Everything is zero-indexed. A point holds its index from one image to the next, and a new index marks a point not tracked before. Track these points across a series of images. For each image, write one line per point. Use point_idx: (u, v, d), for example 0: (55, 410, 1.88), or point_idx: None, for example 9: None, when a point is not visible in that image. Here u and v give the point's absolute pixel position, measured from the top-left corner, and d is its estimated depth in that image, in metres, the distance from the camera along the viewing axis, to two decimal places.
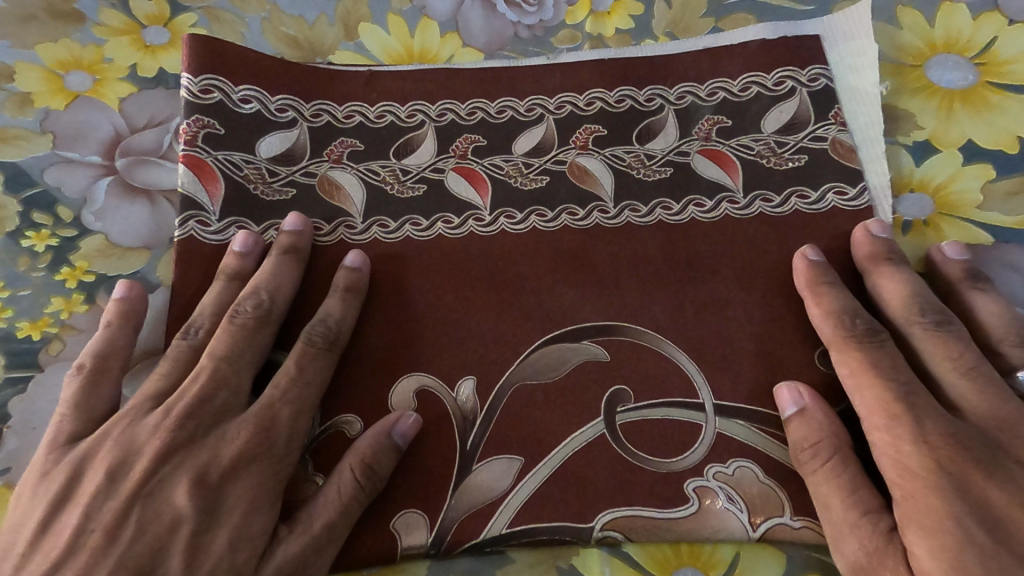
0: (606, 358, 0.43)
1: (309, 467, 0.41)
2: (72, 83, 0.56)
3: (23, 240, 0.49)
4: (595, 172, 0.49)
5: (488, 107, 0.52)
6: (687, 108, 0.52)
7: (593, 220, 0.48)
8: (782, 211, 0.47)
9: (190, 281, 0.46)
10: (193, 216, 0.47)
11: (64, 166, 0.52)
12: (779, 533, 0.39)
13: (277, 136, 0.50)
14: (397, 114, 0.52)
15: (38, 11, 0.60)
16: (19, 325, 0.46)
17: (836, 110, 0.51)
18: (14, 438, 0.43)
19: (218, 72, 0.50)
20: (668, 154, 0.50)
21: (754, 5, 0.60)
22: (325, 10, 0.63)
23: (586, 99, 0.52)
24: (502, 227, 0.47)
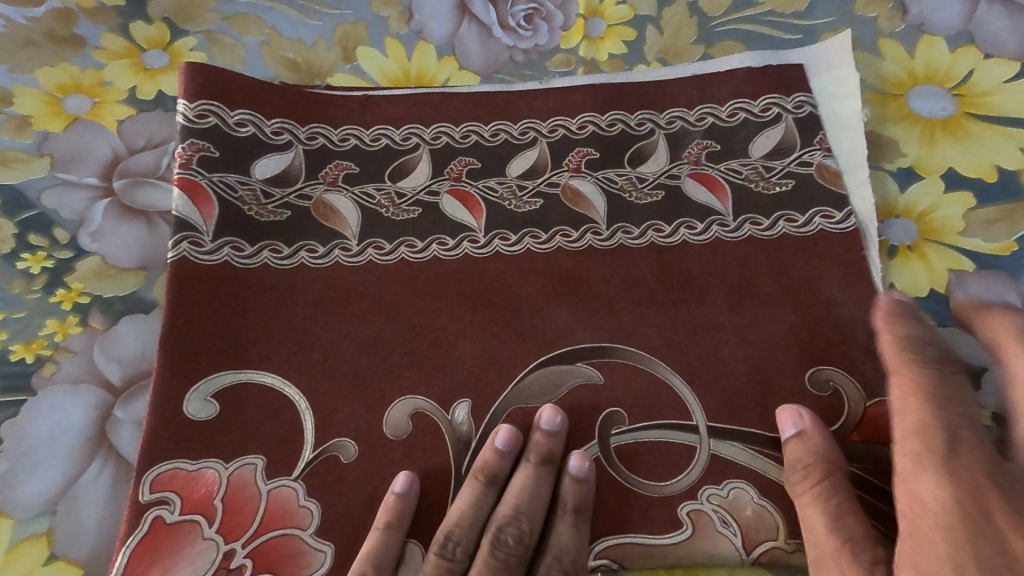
0: (600, 381, 0.44)
1: (302, 493, 0.41)
2: (72, 106, 0.57)
3: (19, 262, 0.49)
4: (587, 195, 0.50)
5: (482, 131, 0.53)
6: (677, 133, 0.53)
7: (586, 242, 0.48)
8: (771, 234, 0.48)
9: (181, 300, 0.45)
10: (186, 237, 0.46)
11: (61, 188, 0.53)
12: (774, 557, 0.39)
13: (272, 158, 0.51)
14: (392, 137, 0.53)
15: (40, 36, 0.60)
16: (14, 347, 0.46)
17: (821, 135, 0.52)
18: (4, 463, 0.42)
19: (213, 97, 0.51)
20: (659, 177, 0.51)
21: (744, 32, 0.62)
22: (324, 34, 0.64)
23: (578, 123, 0.53)
24: (497, 249, 0.48)
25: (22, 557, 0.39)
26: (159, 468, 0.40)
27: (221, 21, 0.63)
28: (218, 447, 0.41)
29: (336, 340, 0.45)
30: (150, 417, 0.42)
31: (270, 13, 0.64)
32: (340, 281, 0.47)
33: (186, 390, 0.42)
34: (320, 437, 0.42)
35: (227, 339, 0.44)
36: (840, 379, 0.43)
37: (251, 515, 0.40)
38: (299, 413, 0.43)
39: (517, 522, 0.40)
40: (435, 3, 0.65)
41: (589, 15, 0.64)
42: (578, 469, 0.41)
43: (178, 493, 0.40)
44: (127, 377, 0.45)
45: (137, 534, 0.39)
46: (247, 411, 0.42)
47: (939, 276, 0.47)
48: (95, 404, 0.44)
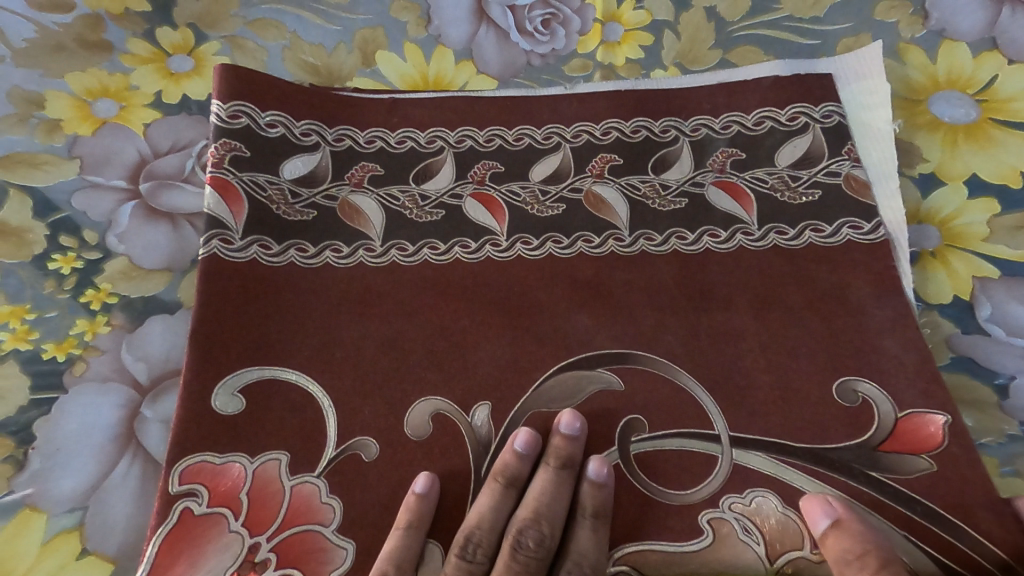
0: (621, 387, 0.44)
1: (325, 491, 0.41)
2: (100, 110, 0.58)
3: (49, 263, 0.51)
4: (610, 200, 0.51)
5: (505, 135, 0.54)
6: (702, 140, 0.53)
7: (608, 248, 0.49)
8: (796, 244, 0.48)
9: (211, 297, 0.45)
10: (217, 234, 0.47)
11: (90, 191, 0.54)
12: (796, 566, 0.39)
13: (301, 159, 0.51)
14: (417, 140, 0.53)
15: (69, 41, 0.62)
16: (45, 347, 0.47)
17: (850, 146, 0.52)
18: (37, 460, 0.43)
19: (247, 98, 0.52)
20: (683, 185, 0.51)
21: (762, 38, 0.62)
22: (344, 39, 0.65)
23: (601, 129, 0.54)
24: (519, 253, 0.49)
25: (54, 552, 0.40)
26: (187, 461, 0.41)
27: (244, 26, 0.64)
28: (244, 442, 0.42)
29: (360, 341, 0.45)
30: (179, 410, 0.42)
31: (291, 17, 0.65)
32: (363, 282, 0.47)
33: (213, 386, 0.43)
34: (343, 435, 0.42)
35: (253, 337, 0.45)
36: (870, 391, 0.43)
37: (277, 509, 0.41)
38: (323, 411, 0.43)
39: (537, 525, 0.41)
40: (453, 8, 0.66)
41: (606, 20, 0.65)
42: (597, 474, 0.41)
43: (205, 486, 0.41)
44: (154, 377, 0.46)
45: (166, 526, 0.40)
46: (272, 409, 0.43)
47: (963, 283, 0.47)
48: (123, 403, 0.45)
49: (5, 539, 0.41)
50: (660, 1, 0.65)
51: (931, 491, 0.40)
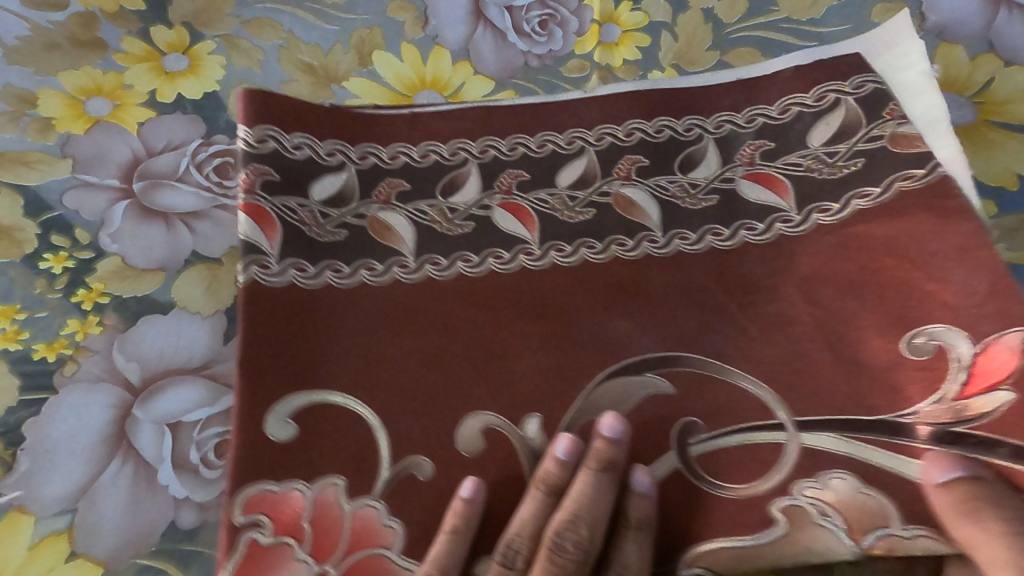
0: (671, 391, 0.42)
1: (384, 513, 0.39)
2: (94, 109, 0.58)
3: (40, 262, 0.50)
4: (640, 202, 0.49)
5: (529, 142, 0.52)
6: (727, 136, 0.51)
7: (643, 250, 0.47)
8: (842, 216, 0.46)
9: (252, 324, 0.43)
10: (254, 260, 0.45)
11: (82, 190, 0.53)
12: (891, 544, 0.37)
13: (328, 179, 0.49)
14: (441, 152, 0.51)
15: (63, 40, 0.61)
16: (35, 347, 0.46)
17: (891, 106, 0.49)
18: (26, 461, 0.43)
19: (273, 122, 0.50)
20: (713, 181, 0.49)
21: (759, 39, 0.62)
22: (340, 39, 0.64)
23: (626, 130, 0.52)
24: (554, 261, 0.46)
25: (43, 555, 0.40)
26: (247, 489, 0.40)
27: (239, 26, 0.64)
28: (299, 467, 0.40)
29: (401, 359, 0.43)
30: (233, 442, 0.41)
31: (287, 17, 0.65)
32: (400, 298, 0.45)
33: (261, 413, 0.41)
34: (396, 455, 0.41)
35: (293, 357, 0.43)
36: (940, 332, 0.41)
37: (337, 537, 0.39)
38: (372, 431, 0.41)
39: (576, 528, 0.39)
40: (450, 8, 0.66)
41: (603, 21, 0.65)
42: (645, 487, 0.39)
43: (268, 516, 0.39)
44: (146, 377, 0.46)
45: (234, 559, 0.39)
46: (321, 433, 0.41)
47: None
48: (114, 404, 0.45)
49: None
50: (657, 3, 0.65)
51: None
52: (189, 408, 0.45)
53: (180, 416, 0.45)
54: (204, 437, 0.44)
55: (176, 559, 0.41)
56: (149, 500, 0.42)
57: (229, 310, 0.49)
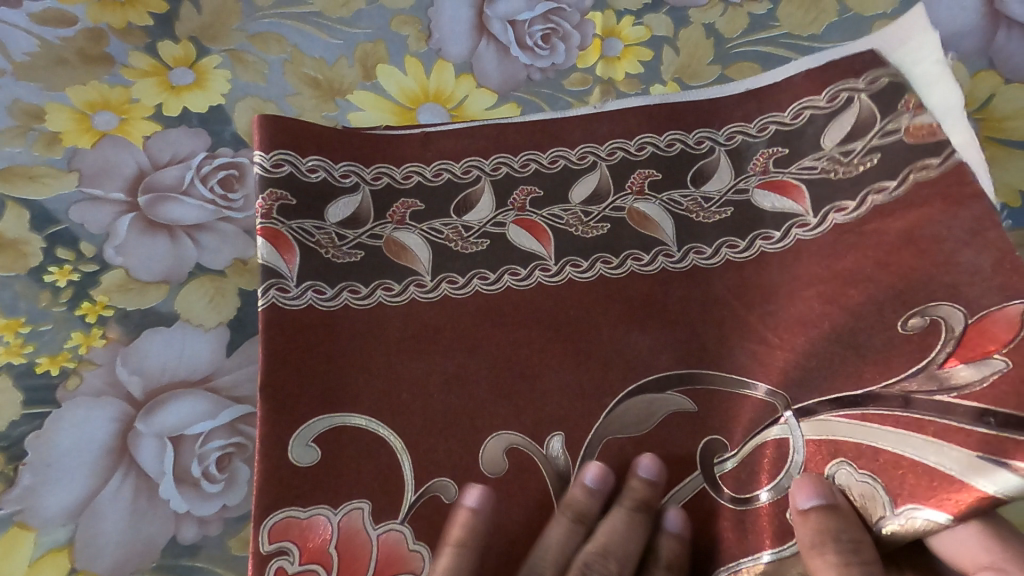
0: (693, 408, 0.41)
1: (411, 538, 0.39)
2: (100, 122, 0.58)
3: (45, 275, 0.50)
4: (654, 217, 0.48)
5: (541, 158, 0.51)
6: (739, 147, 0.50)
7: (659, 265, 0.46)
8: (858, 214, 0.44)
9: (271, 348, 0.43)
10: (274, 283, 0.45)
11: (88, 203, 0.54)
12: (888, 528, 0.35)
13: (343, 201, 0.49)
14: (453, 171, 0.51)
15: (70, 55, 0.62)
16: (39, 360, 0.47)
17: (908, 97, 0.46)
18: (29, 475, 0.43)
19: (288, 146, 0.49)
20: (726, 194, 0.48)
21: (760, 54, 0.63)
22: (344, 52, 0.65)
23: (636, 144, 0.51)
24: (569, 277, 0.46)
25: (45, 570, 0.40)
26: (275, 514, 0.39)
27: (245, 40, 0.65)
28: (326, 491, 0.40)
29: (423, 380, 0.43)
30: (258, 467, 0.40)
31: (292, 31, 0.66)
32: (420, 319, 0.45)
33: (288, 438, 0.41)
34: (421, 477, 0.41)
35: (315, 380, 0.43)
36: (935, 307, 0.38)
37: (366, 563, 0.39)
38: (396, 453, 0.41)
39: (603, 560, 0.40)
40: (453, 23, 0.66)
41: (605, 35, 0.65)
42: (676, 526, 0.39)
43: (296, 543, 0.39)
44: (148, 390, 0.46)
45: None
46: (346, 456, 0.41)
47: None
48: (116, 416, 0.45)
49: None
50: (659, 17, 0.66)
51: None
52: (192, 420, 0.45)
53: (183, 429, 0.45)
54: (206, 450, 0.44)
55: (177, 573, 0.41)
56: (150, 514, 0.42)
57: (232, 321, 0.50)
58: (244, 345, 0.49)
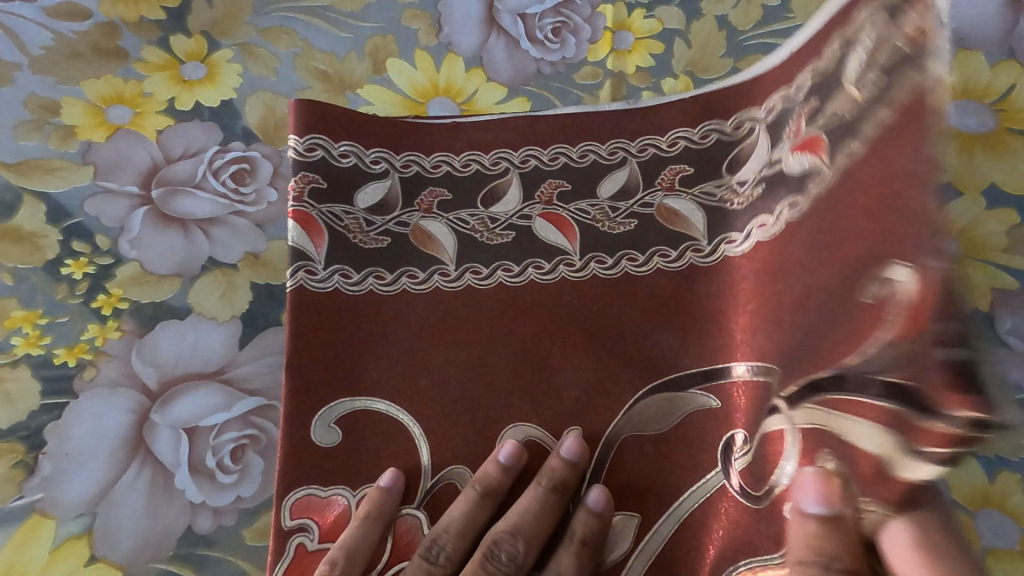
0: (717, 407, 0.40)
1: (427, 518, 0.40)
2: (114, 116, 0.59)
3: (62, 268, 0.51)
4: (684, 213, 0.47)
5: (570, 152, 0.51)
6: (778, 117, 0.45)
7: (685, 262, 0.45)
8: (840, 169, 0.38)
9: (297, 330, 0.43)
10: (302, 266, 0.45)
11: (102, 197, 0.54)
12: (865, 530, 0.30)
13: (372, 187, 0.49)
14: (482, 161, 0.51)
15: (84, 49, 0.62)
16: (56, 351, 0.47)
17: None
18: (48, 464, 0.43)
19: (322, 131, 0.50)
20: (761, 172, 0.45)
21: (772, 46, 0.62)
22: (355, 46, 0.65)
23: (669, 140, 0.50)
24: (594, 272, 0.46)
25: (64, 558, 0.40)
26: (299, 491, 0.40)
27: (256, 34, 0.65)
28: (346, 473, 0.41)
29: (443, 369, 0.43)
30: (281, 445, 0.41)
31: (303, 25, 0.66)
32: (442, 310, 0.45)
33: (311, 418, 0.41)
34: (436, 465, 0.41)
35: (339, 364, 0.43)
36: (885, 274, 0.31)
37: (382, 545, 0.40)
38: (415, 440, 0.41)
39: (513, 541, 0.40)
40: (463, 16, 0.66)
41: (616, 28, 0.65)
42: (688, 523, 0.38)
43: (316, 522, 0.40)
44: (163, 382, 0.46)
45: (283, 562, 0.39)
46: (367, 441, 0.41)
47: (982, 294, 0.47)
48: (132, 408, 0.45)
49: (17, 544, 0.41)
50: (671, 10, 0.65)
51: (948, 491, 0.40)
52: (206, 412, 0.45)
53: (198, 420, 0.45)
54: (220, 442, 0.44)
55: (194, 562, 0.41)
56: (166, 504, 0.42)
57: (245, 315, 0.50)
58: (256, 338, 0.49)
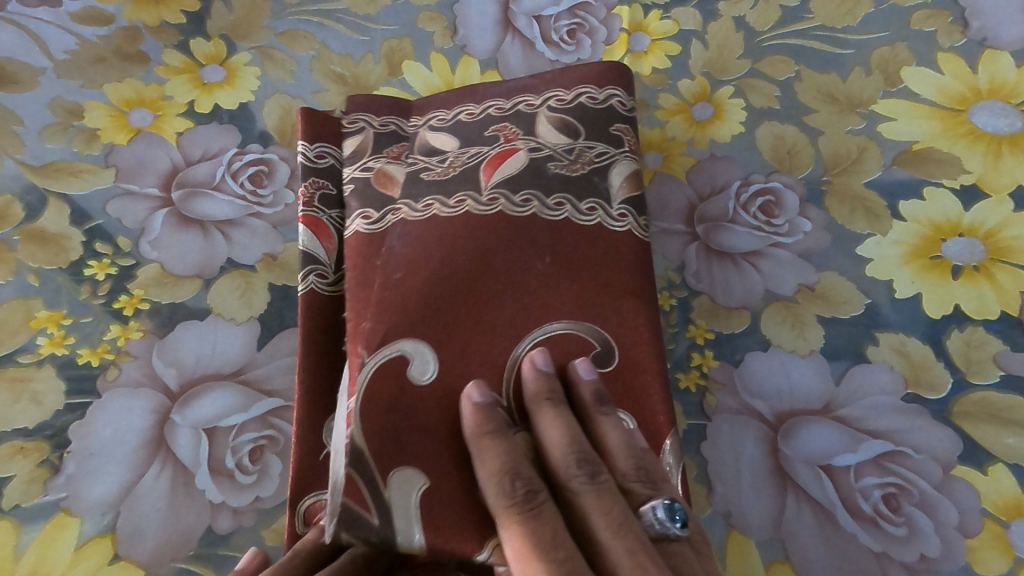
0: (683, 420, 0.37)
1: None
2: (136, 119, 0.59)
3: (85, 269, 0.51)
4: (627, 175, 0.45)
5: (478, 197, 0.43)
6: (607, 109, 0.48)
7: (628, 224, 0.43)
8: (487, 209, 0.42)
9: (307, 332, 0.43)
10: (313, 269, 0.45)
11: (124, 198, 0.55)
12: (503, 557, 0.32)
13: (350, 141, 0.50)
14: (433, 170, 0.46)
15: (107, 53, 0.63)
16: (80, 352, 0.48)
17: (395, 147, 0.49)
18: (71, 463, 0.43)
19: (327, 139, 0.50)
20: (602, 165, 0.45)
21: (792, 48, 0.62)
22: (371, 49, 0.65)
23: (603, 93, 0.48)
24: (601, 222, 0.42)
25: (86, 557, 0.41)
26: (319, 492, 0.39)
27: (275, 37, 0.65)
28: None
29: None
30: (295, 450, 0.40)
31: (320, 28, 0.66)
32: None
33: (325, 420, 0.41)
34: None
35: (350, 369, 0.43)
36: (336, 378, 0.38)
37: None
38: None
39: None
40: (479, 19, 0.67)
41: (632, 29, 0.65)
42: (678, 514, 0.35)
43: None
44: (184, 383, 0.47)
45: None
46: None
47: (1010, 299, 0.46)
48: (154, 408, 0.46)
49: (40, 543, 0.41)
50: (686, 11, 0.65)
51: (980, 496, 0.40)
52: (225, 413, 0.46)
53: (217, 421, 0.45)
54: (239, 442, 0.45)
55: (212, 563, 0.41)
56: (187, 504, 0.43)
57: (263, 316, 0.50)
58: (274, 340, 0.49)
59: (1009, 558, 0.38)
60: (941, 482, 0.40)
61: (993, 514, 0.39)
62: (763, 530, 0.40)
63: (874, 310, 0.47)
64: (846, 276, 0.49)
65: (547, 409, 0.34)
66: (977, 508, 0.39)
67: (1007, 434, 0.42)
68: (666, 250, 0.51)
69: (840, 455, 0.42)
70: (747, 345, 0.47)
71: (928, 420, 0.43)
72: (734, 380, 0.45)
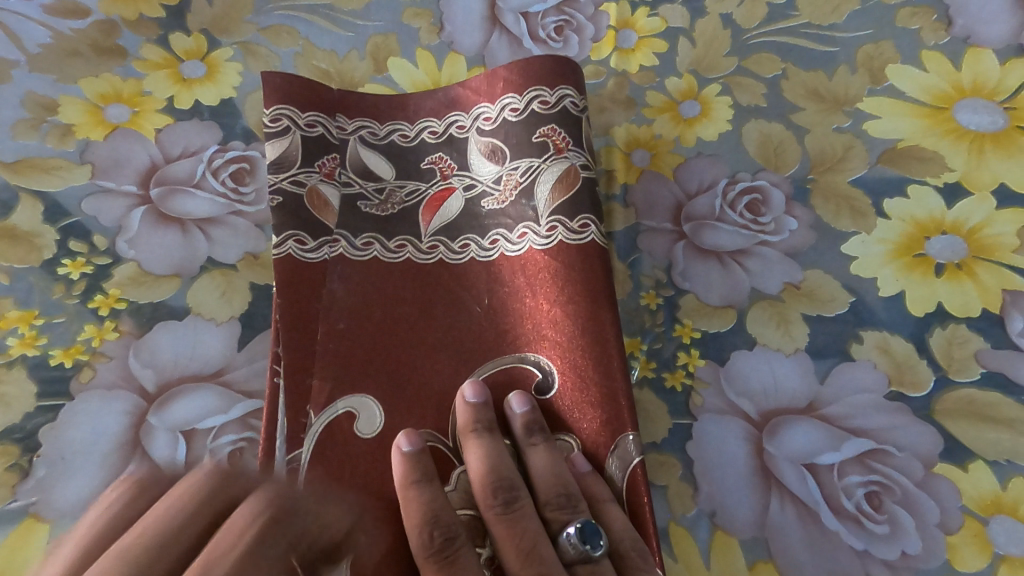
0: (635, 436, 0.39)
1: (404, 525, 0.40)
2: (113, 115, 0.58)
3: (59, 268, 0.50)
4: (557, 182, 0.45)
5: (419, 244, 0.46)
6: (528, 117, 0.47)
7: (555, 237, 0.43)
8: (427, 260, 0.46)
9: (287, 306, 0.42)
10: (292, 235, 0.44)
11: (101, 195, 0.54)
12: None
13: (274, 143, 0.47)
14: (370, 201, 0.48)
15: (84, 47, 0.62)
16: (53, 353, 0.46)
17: (325, 159, 0.48)
18: (42, 467, 0.42)
19: (279, 131, 0.48)
20: (528, 179, 0.46)
21: (778, 45, 0.61)
22: (356, 45, 0.64)
23: (525, 100, 0.47)
24: (529, 245, 0.44)
25: None
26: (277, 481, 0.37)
27: (257, 32, 0.64)
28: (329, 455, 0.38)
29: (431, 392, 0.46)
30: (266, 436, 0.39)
31: (304, 24, 0.66)
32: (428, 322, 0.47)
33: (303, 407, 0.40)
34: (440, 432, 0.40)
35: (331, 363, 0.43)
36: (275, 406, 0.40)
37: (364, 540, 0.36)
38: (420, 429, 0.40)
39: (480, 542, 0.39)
40: (465, 16, 0.66)
41: (620, 27, 0.64)
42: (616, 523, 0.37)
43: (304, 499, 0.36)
44: (161, 384, 0.46)
45: None
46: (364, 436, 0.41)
47: (992, 296, 0.46)
48: (130, 410, 0.45)
49: (8, 549, 0.40)
50: (674, 9, 0.65)
51: (962, 493, 0.40)
52: (204, 415, 0.45)
53: (195, 423, 0.44)
54: (217, 445, 0.43)
55: None
56: None
57: (244, 316, 0.49)
58: (254, 341, 0.48)
59: (988, 555, 0.38)
60: (923, 480, 0.40)
61: (973, 511, 0.39)
62: (747, 529, 0.40)
63: (860, 307, 0.47)
64: (831, 275, 0.49)
65: (474, 441, 0.39)
66: (957, 505, 0.39)
67: (987, 431, 0.42)
68: (653, 249, 0.51)
69: (825, 454, 0.42)
70: (734, 344, 0.47)
71: (910, 417, 0.42)
72: (719, 379, 0.45)
